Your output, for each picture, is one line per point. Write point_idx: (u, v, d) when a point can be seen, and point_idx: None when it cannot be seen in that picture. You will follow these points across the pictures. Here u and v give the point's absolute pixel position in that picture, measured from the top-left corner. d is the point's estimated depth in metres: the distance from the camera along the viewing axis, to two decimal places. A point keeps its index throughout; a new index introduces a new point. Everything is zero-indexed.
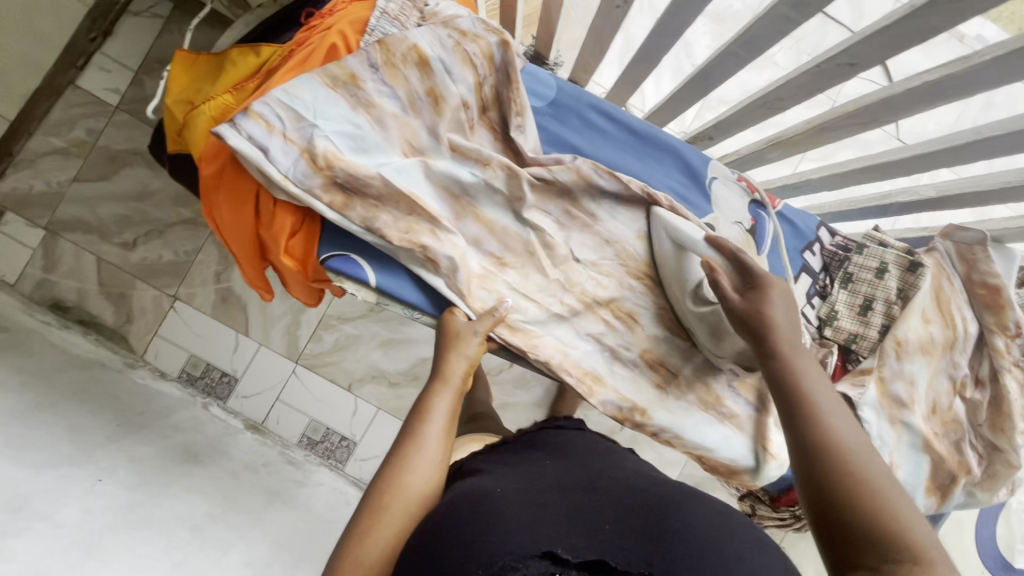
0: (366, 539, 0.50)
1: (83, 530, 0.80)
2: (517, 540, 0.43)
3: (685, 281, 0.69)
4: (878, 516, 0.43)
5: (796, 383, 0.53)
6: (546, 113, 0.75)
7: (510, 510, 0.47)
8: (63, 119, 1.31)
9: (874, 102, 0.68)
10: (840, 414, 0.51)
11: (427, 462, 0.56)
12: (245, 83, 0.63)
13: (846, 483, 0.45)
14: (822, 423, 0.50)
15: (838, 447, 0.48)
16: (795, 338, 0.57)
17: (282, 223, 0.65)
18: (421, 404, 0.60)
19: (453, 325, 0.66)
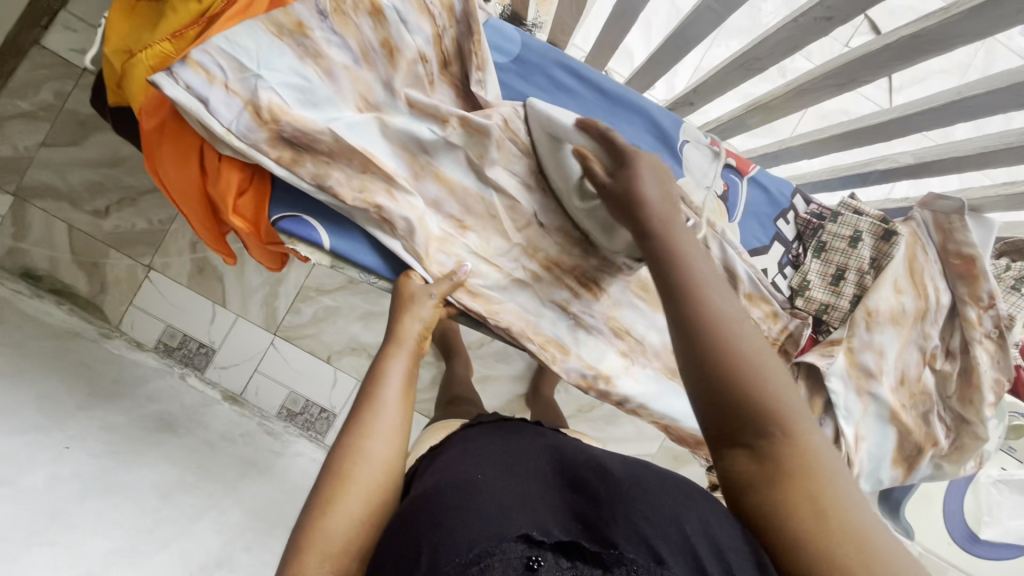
0: (330, 510, 0.48)
1: (48, 497, 0.80)
2: (495, 527, 0.42)
3: (566, 176, 0.66)
4: (746, 388, 0.43)
5: (674, 260, 0.50)
6: (510, 69, 0.71)
7: (490, 497, 0.47)
8: (29, 82, 1.26)
9: (853, 61, 0.66)
10: (711, 277, 0.49)
11: (386, 426, 0.55)
12: (186, 30, 0.59)
13: (729, 354, 0.45)
14: (698, 290, 0.48)
15: (718, 322, 0.46)
16: (671, 212, 0.55)
17: (229, 181, 0.62)
18: (374, 367, 0.59)
19: (408, 287, 0.64)
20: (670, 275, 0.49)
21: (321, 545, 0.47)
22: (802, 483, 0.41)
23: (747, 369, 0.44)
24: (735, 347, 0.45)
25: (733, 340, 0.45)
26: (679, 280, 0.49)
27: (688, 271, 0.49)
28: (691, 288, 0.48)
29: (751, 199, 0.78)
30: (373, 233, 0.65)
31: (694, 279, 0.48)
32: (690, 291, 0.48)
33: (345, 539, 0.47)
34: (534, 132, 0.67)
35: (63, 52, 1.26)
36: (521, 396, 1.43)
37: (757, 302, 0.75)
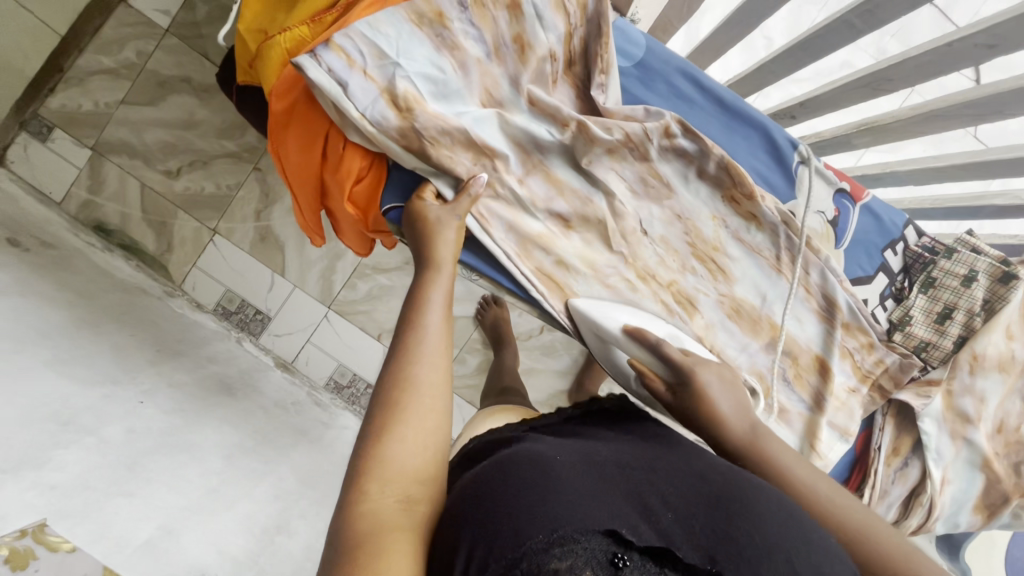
0: (389, 440, 0.45)
1: (126, 448, 0.83)
2: (581, 512, 0.38)
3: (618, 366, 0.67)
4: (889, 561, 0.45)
5: (769, 463, 0.50)
6: (632, 75, 0.69)
7: (574, 475, 0.42)
8: (114, 39, 1.28)
9: (1005, 92, 0.63)
10: (804, 470, 0.50)
11: (434, 353, 0.51)
12: (323, 14, 0.58)
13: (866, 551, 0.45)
14: (815, 502, 0.48)
15: (849, 535, 0.46)
16: (743, 410, 0.54)
17: (350, 166, 0.62)
18: (415, 293, 0.54)
19: (424, 212, 0.60)
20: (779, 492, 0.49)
21: (386, 475, 0.43)
22: None
23: (901, 573, 0.44)
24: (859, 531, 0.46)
25: (861, 532, 0.46)
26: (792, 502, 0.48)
27: (800, 488, 0.48)
28: (805, 503, 0.48)
29: (861, 227, 0.75)
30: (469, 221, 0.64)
31: (797, 488, 0.49)
32: (806, 512, 0.48)
33: (409, 469, 0.44)
34: (583, 331, 0.68)
35: (148, 12, 1.28)
36: (565, 392, 1.43)
37: (854, 332, 0.74)
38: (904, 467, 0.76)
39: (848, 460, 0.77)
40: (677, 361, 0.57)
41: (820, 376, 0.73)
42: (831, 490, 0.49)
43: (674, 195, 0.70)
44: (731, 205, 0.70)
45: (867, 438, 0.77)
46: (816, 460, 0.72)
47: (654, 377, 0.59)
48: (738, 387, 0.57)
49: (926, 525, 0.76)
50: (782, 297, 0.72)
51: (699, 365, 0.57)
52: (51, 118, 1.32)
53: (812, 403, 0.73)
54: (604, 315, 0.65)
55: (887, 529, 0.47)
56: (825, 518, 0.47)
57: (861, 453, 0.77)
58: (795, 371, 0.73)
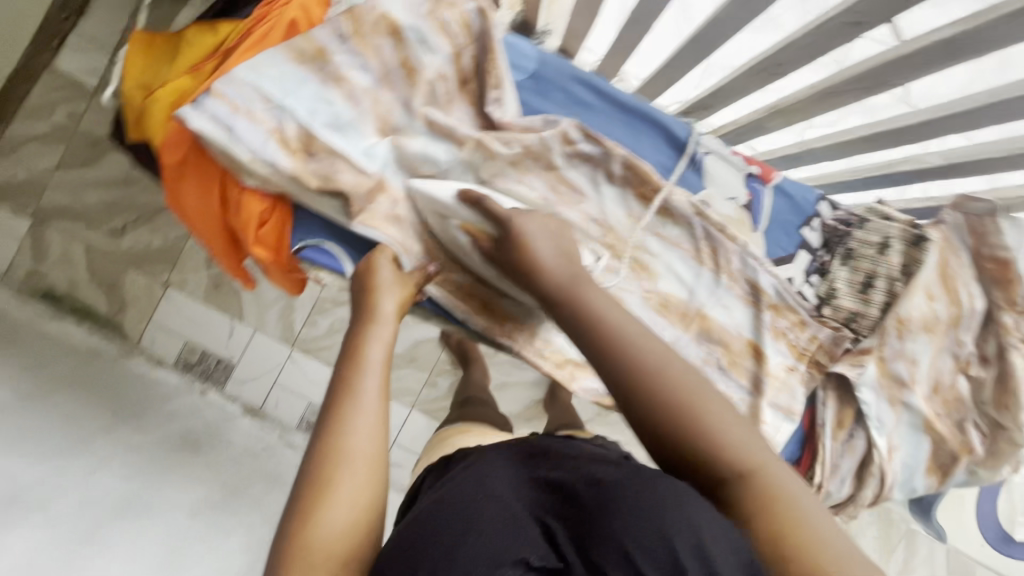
0: (314, 520, 0.43)
1: (81, 521, 0.79)
2: (495, 548, 0.37)
3: (458, 244, 0.64)
4: (682, 415, 0.43)
5: (584, 309, 0.49)
6: (528, 87, 0.70)
7: (491, 506, 0.41)
8: (43, 104, 1.26)
9: (880, 64, 0.66)
10: (621, 316, 0.48)
11: (368, 421, 0.48)
12: (203, 64, 0.59)
13: (662, 392, 0.44)
14: (620, 342, 0.46)
15: (643, 369, 0.44)
16: (569, 266, 0.53)
17: (250, 211, 0.61)
18: (351, 352, 0.52)
19: (373, 268, 0.61)
20: (592, 330, 0.47)
21: (310, 558, 0.42)
22: (768, 507, 0.40)
23: (677, 411, 0.43)
24: (640, 364, 0.44)
25: (655, 371, 0.44)
26: (601, 344, 0.46)
27: (605, 328, 0.47)
28: (618, 347, 0.45)
29: (775, 207, 0.76)
30: (356, 228, 0.62)
31: (605, 326, 0.47)
32: (611, 352, 0.45)
33: (333, 551, 0.42)
34: (426, 215, 0.64)
35: (76, 74, 1.26)
36: (540, 403, 1.41)
37: (783, 313, 0.74)
38: (850, 440, 0.76)
39: (798, 439, 0.77)
40: (499, 214, 0.57)
41: (754, 361, 0.74)
42: (641, 332, 0.46)
43: (586, 199, 0.69)
44: (642, 203, 0.70)
45: (814, 416, 0.77)
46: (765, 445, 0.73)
47: (481, 234, 0.60)
48: (575, 251, 0.56)
49: (882, 493, 0.77)
50: (705, 287, 0.73)
51: (521, 217, 0.57)
52: None
53: (751, 387, 0.73)
54: (434, 186, 0.62)
55: (682, 365, 0.45)
56: (627, 358, 0.45)
57: (809, 430, 0.77)
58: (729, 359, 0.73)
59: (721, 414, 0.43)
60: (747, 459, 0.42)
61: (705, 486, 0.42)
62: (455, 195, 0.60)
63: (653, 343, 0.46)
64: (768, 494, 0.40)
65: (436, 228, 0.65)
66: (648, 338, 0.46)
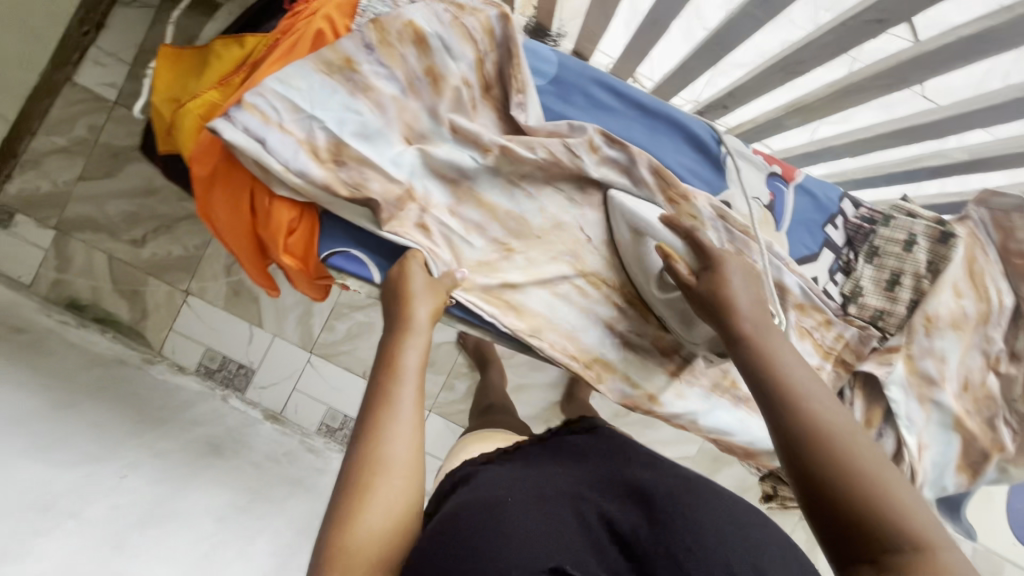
0: (353, 523, 0.43)
1: (112, 527, 0.81)
2: (524, 555, 0.37)
3: (648, 268, 0.68)
4: (849, 472, 0.40)
5: (760, 358, 0.50)
6: (549, 92, 0.70)
7: (519, 517, 0.42)
8: (64, 117, 1.28)
9: (906, 61, 0.65)
10: (805, 371, 0.48)
11: (406, 427, 0.48)
12: (232, 77, 0.61)
13: (825, 444, 0.42)
14: (795, 393, 0.46)
15: (811, 418, 0.44)
16: (759, 316, 0.54)
17: (279, 220, 0.62)
18: (388, 359, 0.52)
19: (405, 275, 0.61)
20: (765, 378, 0.48)
21: (347, 563, 0.42)
22: None
23: (846, 464, 0.41)
24: (820, 417, 0.44)
25: (825, 426, 0.44)
26: (776, 388, 0.47)
27: (782, 379, 0.48)
28: (787, 395, 0.46)
29: (798, 206, 0.76)
30: (385, 235, 0.63)
31: (781, 374, 0.48)
32: (792, 401, 0.46)
33: (370, 555, 0.42)
34: (619, 225, 0.69)
35: (95, 87, 1.27)
36: (558, 403, 1.41)
37: (809, 312, 0.74)
38: (880, 439, 0.75)
39: None
40: (705, 245, 0.59)
41: None
42: (824, 392, 0.46)
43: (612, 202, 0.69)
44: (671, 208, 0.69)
45: None
46: None
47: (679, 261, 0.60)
48: (764, 301, 0.57)
49: None
50: None
51: (729, 257, 0.59)
52: (12, 203, 1.32)
53: None
54: (643, 207, 0.67)
55: (864, 435, 0.43)
56: (805, 408, 0.45)
57: None
58: None
59: (897, 484, 0.40)
60: (923, 538, 0.37)
61: (865, 547, 0.37)
62: (660, 218, 0.64)
63: (831, 402, 0.46)
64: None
65: (626, 250, 0.69)
66: (833, 398, 0.46)
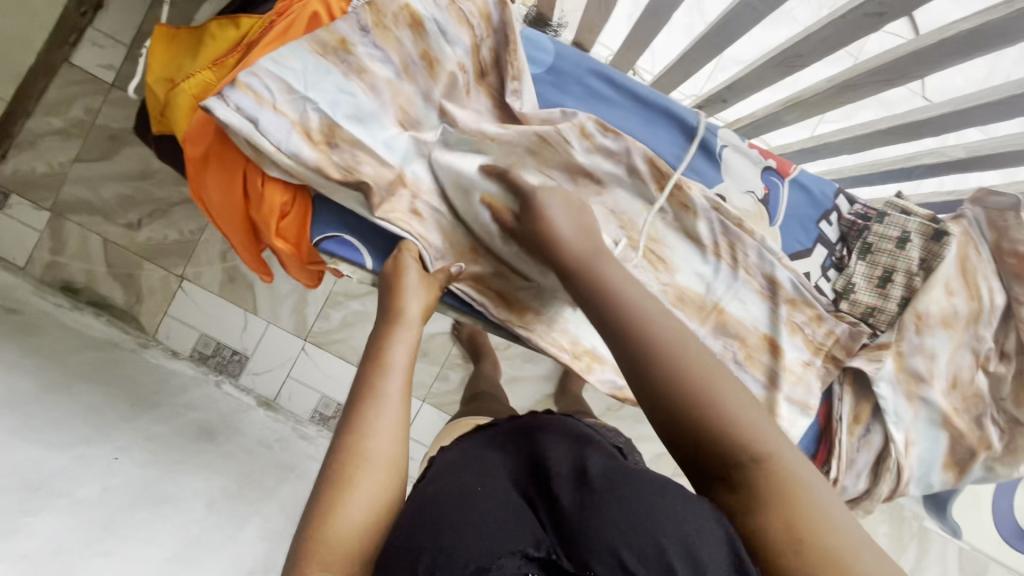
0: (334, 516, 0.44)
1: (103, 508, 0.81)
2: (491, 537, 0.39)
3: (486, 224, 0.65)
4: (695, 396, 0.42)
5: (600, 283, 0.50)
6: (545, 80, 0.70)
7: (489, 505, 0.42)
8: (60, 99, 1.28)
9: (904, 56, 0.65)
10: (634, 287, 0.49)
11: (390, 421, 0.49)
12: (225, 58, 0.60)
13: (671, 368, 0.43)
14: (635, 316, 0.46)
15: (651, 346, 0.44)
16: (591, 239, 0.55)
17: (271, 203, 0.62)
18: (374, 355, 0.53)
19: (399, 268, 0.62)
20: (605, 305, 0.48)
21: (327, 554, 0.42)
22: (782, 489, 0.38)
23: (686, 385, 0.42)
24: (657, 340, 0.44)
25: (674, 346, 0.44)
26: (613, 318, 0.47)
27: (625, 304, 0.47)
28: (628, 323, 0.46)
29: (793, 201, 0.76)
30: (379, 223, 0.62)
31: (619, 297, 0.48)
32: (629, 327, 0.46)
33: (351, 546, 0.43)
34: (448, 189, 0.66)
35: (92, 68, 1.27)
36: (551, 396, 1.42)
37: (800, 307, 0.74)
38: (867, 434, 0.76)
39: (814, 434, 0.77)
40: (522, 185, 0.60)
41: (773, 355, 0.74)
42: (658, 307, 0.47)
43: (607, 192, 0.69)
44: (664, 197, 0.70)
45: (829, 410, 0.77)
46: None
47: (501, 208, 0.63)
48: (595, 224, 0.58)
49: (899, 488, 0.77)
50: (722, 281, 0.73)
51: (545, 193, 0.59)
52: (6, 184, 1.31)
53: (768, 381, 0.73)
54: (466, 161, 0.64)
55: (696, 342, 0.45)
56: (647, 333, 0.45)
57: (825, 426, 0.77)
58: (745, 355, 0.73)
59: (729, 388, 0.42)
60: (756, 438, 0.40)
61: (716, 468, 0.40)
62: (482, 168, 0.63)
63: (664, 315, 0.47)
64: (778, 476, 0.39)
65: (460, 206, 0.66)
66: (667, 313, 0.46)
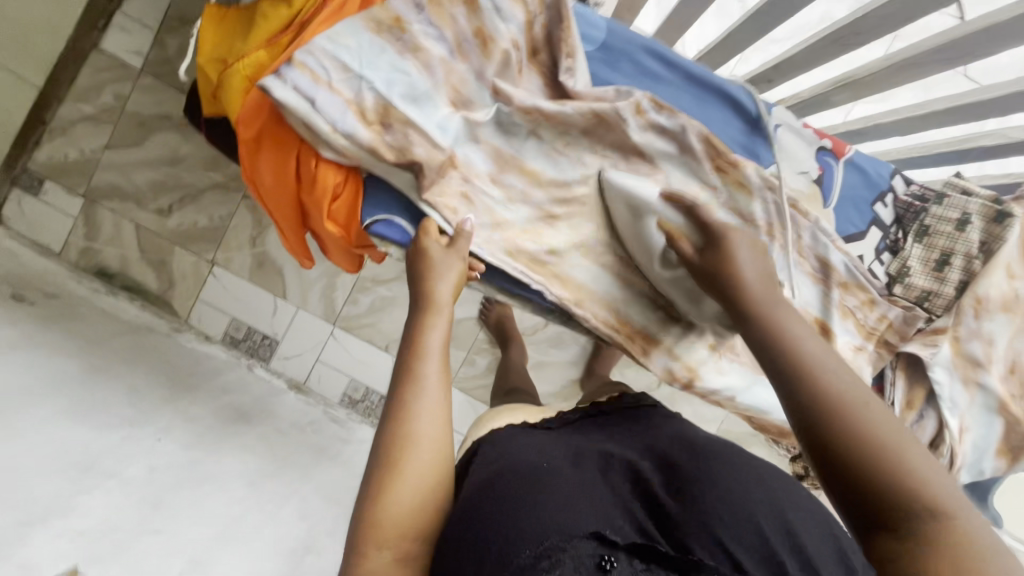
0: (384, 499, 0.44)
1: (151, 487, 0.83)
2: (565, 519, 0.40)
3: (650, 247, 0.66)
4: (807, 364, 0.46)
5: (733, 272, 0.56)
6: (597, 58, 0.68)
7: (559, 486, 0.44)
8: (91, 85, 1.28)
9: (978, 30, 0.63)
10: (768, 286, 0.55)
11: (432, 404, 0.49)
12: (279, 37, 0.60)
13: (790, 344, 0.49)
14: (762, 310, 0.53)
15: (836, 394, 0.43)
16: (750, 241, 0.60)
17: (325, 185, 0.62)
18: (412, 340, 0.52)
19: (425, 247, 0.60)
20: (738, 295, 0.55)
21: (383, 534, 0.43)
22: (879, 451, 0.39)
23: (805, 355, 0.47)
24: (784, 327, 0.50)
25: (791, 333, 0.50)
26: (793, 364, 0.47)
27: (753, 295, 0.54)
28: (786, 344, 0.49)
29: (848, 183, 0.74)
30: (429, 212, 0.62)
31: (752, 291, 0.54)
32: (756, 316, 0.53)
33: (404, 527, 0.44)
34: (614, 204, 0.66)
35: (121, 54, 1.26)
36: (579, 380, 1.41)
37: (853, 290, 0.73)
38: (920, 420, 0.75)
39: None
40: (713, 223, 0.60)
41: (825, 340, 0.72)
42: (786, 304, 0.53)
43: (660, 171, 0.68)
44: (719, 175, 0.69)
45: (880, 394, 0.77)
46: None
47: (683, 239, 0.62)
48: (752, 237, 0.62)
49: (949, 475, 0.75)
50: (775, 265, 0.71)
51: (734, 232, 0.60)
52: (41, 171, 1.33)
53: None
54: (640, 185, 0.64)
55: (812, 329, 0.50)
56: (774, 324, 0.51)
57: None
58: None
59: (833, 357, 0.47)
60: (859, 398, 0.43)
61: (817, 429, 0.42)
62: (660, 195, 0.64)
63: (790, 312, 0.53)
64: (876, 434, 0.40)
65: (622, 228, 0.68)
66: (791, 309, 0.52)
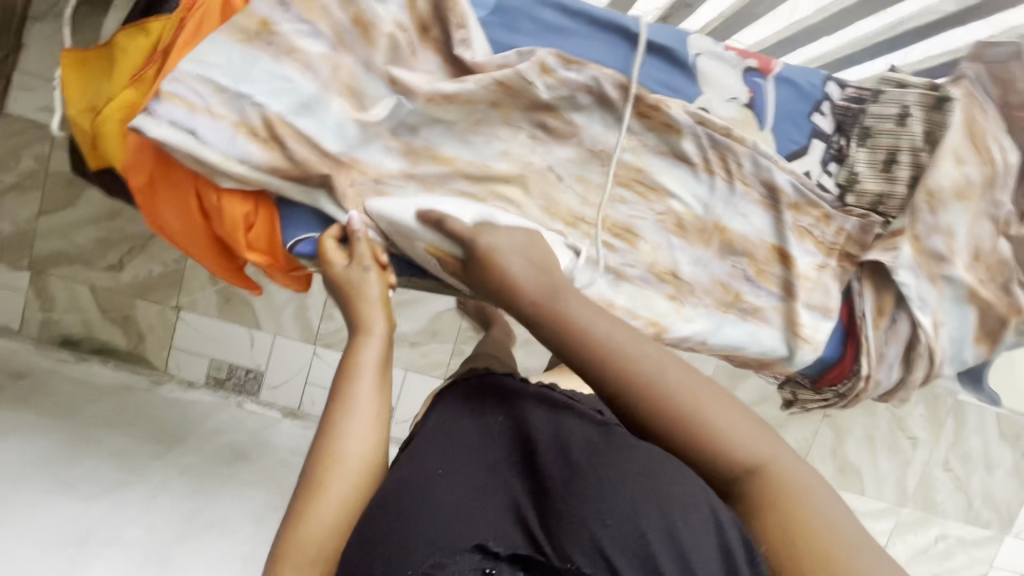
0: (307, 516, 0.48)
1: (151, 544, 0.86)
2: (456, 530, 0.48)
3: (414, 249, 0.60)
4: (677, 424, 0.40)
5: (560, 316, 0.46)
6: (494, 23, 0.63)
7: (449, 496, 0.50)
8: (5, 152, 1.21)
9: None
10: (596, 319, 0.45)
11: (360, 425, 0.51)
12: (143, 71, 0.56)
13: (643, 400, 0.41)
14: (609, 358, 0.43)
15: (658, 399, 0.41)
16: (537, 258, 0.51)
17: (233, 215, 0.59)
18: (345, 362, 0.53)
19: (336, 273, 0.58)
20: (568, 346, 0.45)
21: (297, 547, 0.48)
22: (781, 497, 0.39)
23: (670, 417, 0.40)
24: (636, 379, 0.42)
25: (649, 384, 0.41)
26: (610, 376, 0.42)
27: (585, 338, 0.44)
28: (649, 402, 0.41)
29: (782, 98, 0.70)
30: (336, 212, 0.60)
31: (583, 336, 0.44)
32: (595, 367, 0.43)
33: (324, 541, 0.48)
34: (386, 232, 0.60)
35: (30, 113, 1.18)
36: None
37: (805, 210, 0.70)
38: (894, 324, 0.74)
39: (839, 336, 0.74)
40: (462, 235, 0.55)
41: (783, 265, 0.71)
42: (613, 330, 0.44)
43: (580, 129, 0.65)
44: (643, 121, 0.66)
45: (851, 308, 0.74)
46: (803, 346, 0.71)
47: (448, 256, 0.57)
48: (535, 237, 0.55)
49: (932, 370, 0.75)
50: (720, 199, 0.69)
51: (485, 234, 0.54)
52: None
53: (782, 293, 0.72)
54: (396, 205, 0.58)
55: (661, 363, 0.42)
56: (629, 374, 0.42)
57: (849, 325, 0.74)
58: (755, 269, 0.71)
59: (702, 400, 0.41)
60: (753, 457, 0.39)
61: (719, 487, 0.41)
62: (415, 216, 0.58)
63: (630, 339, 0.44)
64: (778, 492, 0.39)
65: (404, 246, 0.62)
66: (629, 339, 0.43)
